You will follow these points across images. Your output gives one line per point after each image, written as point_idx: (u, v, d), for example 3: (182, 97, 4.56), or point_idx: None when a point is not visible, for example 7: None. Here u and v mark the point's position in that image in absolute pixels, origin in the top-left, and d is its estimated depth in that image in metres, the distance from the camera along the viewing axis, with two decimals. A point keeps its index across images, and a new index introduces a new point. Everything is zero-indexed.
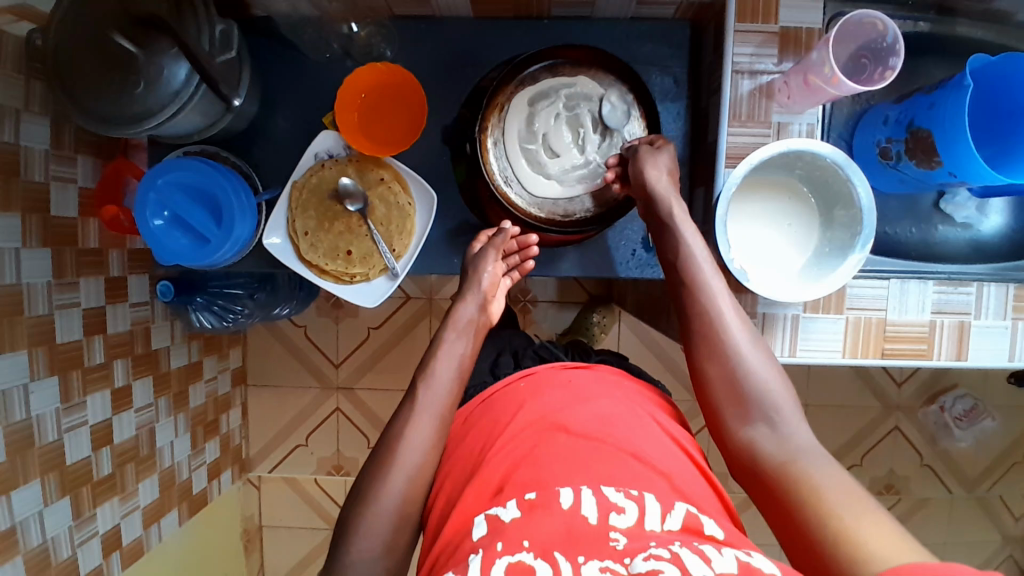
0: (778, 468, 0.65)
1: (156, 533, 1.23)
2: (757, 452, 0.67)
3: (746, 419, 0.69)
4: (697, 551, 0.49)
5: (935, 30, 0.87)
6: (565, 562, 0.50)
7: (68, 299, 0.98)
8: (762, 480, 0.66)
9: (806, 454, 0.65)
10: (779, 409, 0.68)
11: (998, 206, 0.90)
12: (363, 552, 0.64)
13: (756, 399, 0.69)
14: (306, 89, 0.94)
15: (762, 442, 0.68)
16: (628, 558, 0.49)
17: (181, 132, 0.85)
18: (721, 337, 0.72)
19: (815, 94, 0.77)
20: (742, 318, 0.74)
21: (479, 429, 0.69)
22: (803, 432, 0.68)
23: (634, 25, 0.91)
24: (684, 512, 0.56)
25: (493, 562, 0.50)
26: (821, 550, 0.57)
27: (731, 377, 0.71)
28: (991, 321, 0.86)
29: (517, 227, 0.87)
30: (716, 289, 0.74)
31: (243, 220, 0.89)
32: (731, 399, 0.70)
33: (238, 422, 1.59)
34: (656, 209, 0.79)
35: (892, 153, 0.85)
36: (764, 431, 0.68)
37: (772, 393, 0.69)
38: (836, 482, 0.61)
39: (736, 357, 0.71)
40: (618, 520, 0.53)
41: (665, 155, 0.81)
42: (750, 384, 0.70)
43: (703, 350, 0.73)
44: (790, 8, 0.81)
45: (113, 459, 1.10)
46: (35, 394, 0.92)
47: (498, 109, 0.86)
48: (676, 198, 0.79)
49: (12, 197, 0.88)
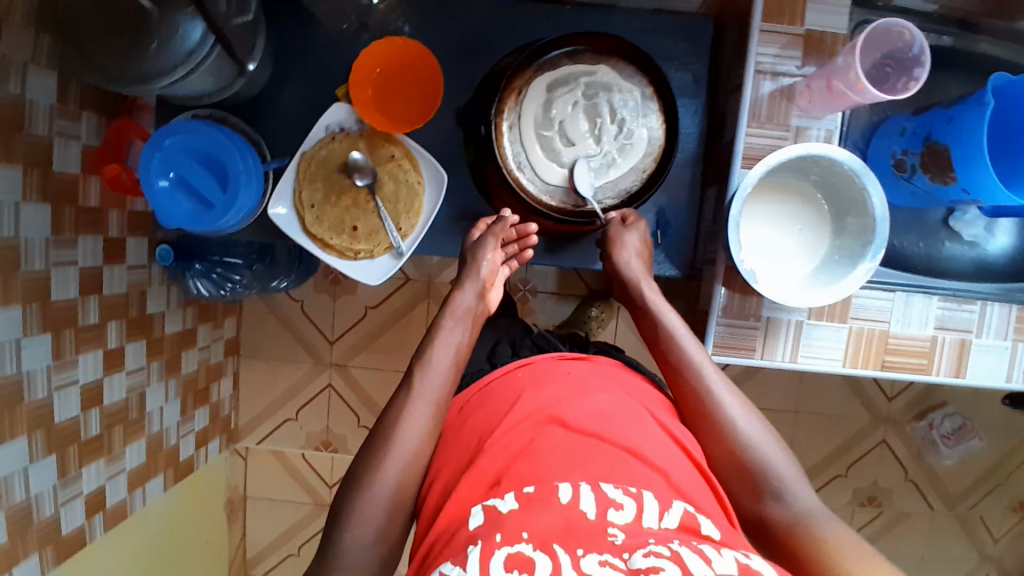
0: (789, 533, 0.63)
1: (140, 497, 1.22)
2: (766, 519, 0.66)
3: (746, 477, 0.68)
4: (697, 550, 0.49)
5: (961, 44, 0.86)
6: (565, 554, 0.49)
7: (65, 257, 0.97)
8: (777, 547, 0.64)
9: (814, 513, 0.64)
10: (782, 472, 0.67)
11: (1006, 226, 0.90)
12: (356, 538, 0.64)
13: (757, 467, 0.67)
14: (320, 60, 0.92)
15: (769, 508, 0.66)
16: (627, 553, 0.49)
17: (190, 93, 0.83)
18: (711, 413, 0.71)
19: (837, 100, 0.76)
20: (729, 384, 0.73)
21: (476, 418, 0.68)
22: (806, 491, 0.66)
23: (657, 18, 0.90)
24: (682, 510, 0.56)
25: (493, 553, 0.50)
26: None
27: (729, 451, 0.69)
28: (992, 340, 0.86)
29: (516, 216, 0.88)
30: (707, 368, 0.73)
31: (249, 188, 0.87)
32: (733, 472, 0.68)
33: (228, 392, 1.59)
34: (628, 284, 0.82)
35: (907, 165, 0.85)
36: (767, 496, 0.66)
37: (772, 458, 0.68)
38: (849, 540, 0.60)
39: (732, 427, 0.70)
40: (616, 516, 0.53)
41: (636, 229, 0.85)
42: (751, 454, 0.68)
43: (696, 428, 0.72)
44: (816, 11, 0.80)
45: (101, 420, 1.09)
46: (26, 350, 0.91)
47: (515, 92, 0.85)
48: (643, 274, 0.83)
49: (15, 150, 0.86)
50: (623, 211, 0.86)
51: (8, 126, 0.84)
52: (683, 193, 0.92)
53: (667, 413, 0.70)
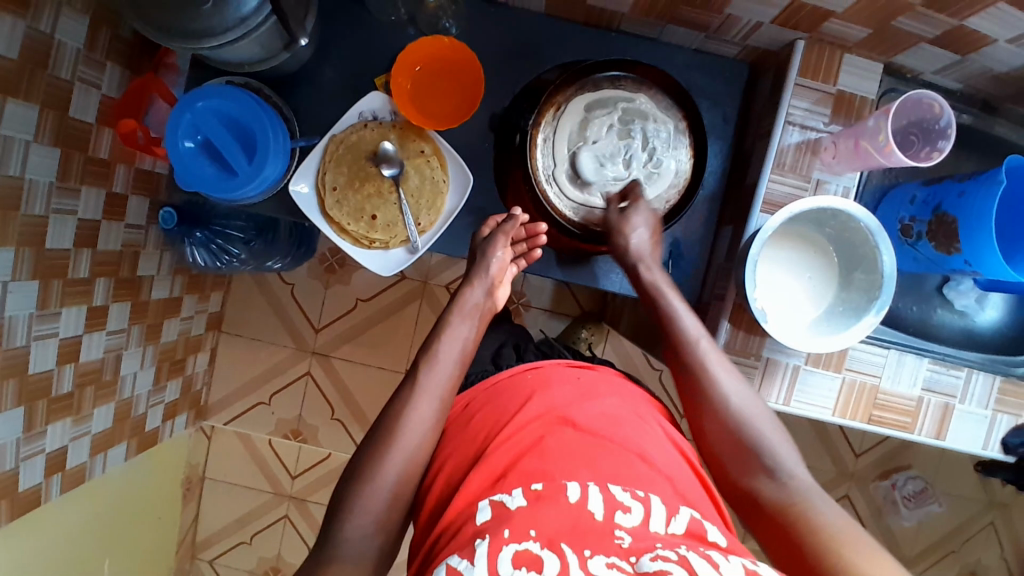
0: (785, 513, 0.67)
1: (101, 463, 1.17)
2: (760, 498, 0.70)
3: (742, 461, 0.72)
4: (705, 555, 0.53)
5: (977, 125, 0.90)
6: (572, 554, 0.53)
7: (66, 206, 0.93)
8: (768, 524, 0.68)
9: (809, 495, 0.68)
10: (781, 453, 0.71)
11: (996, 301, 0.93)
12: (358, 528, 0.66)
13: (755, 449, 0.72)
14: (363, 46, 0.93)
15: (765, 488, 0.70)
16: (634, 557, 0.53)
17: (235, 59, 0.84)
18: (711, 396, 0.75)
19: (861, 160, 0.80)
20: (732, 368, 0.76)
21: (485, 414, 0.72)
22: (802, 471, 0.70)
23: (695, 57, 0.93)
24: (688, 517, 0.60)
25: (501, 548, 0.53)
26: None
27: (729, 433, 0.73)
28: (973, 407, 0.90)
29: (526, 216, 0.88)
30: (710, 353, 0.76)
31: (274, 162, 0.86)
32: (730, 452, 0.73)
33: (203, 365, 1.54)
34: (636, 264, 0.84)
35: (913, 231, 0.89)
36: (764, 478, 0.70)
37: (770, 440, 0.72)
38: (846, 525, 0.64)
39: (734, 410, 0.74)
40: (623, 519, 0.57)
41: (654, 220, 0.85)
42: (751, 434, 0.72)
43: (697, 408, 0.76)
44: (848, 74, 0.84)
45: (74, 378, 1.04)
46: (12, 294, 0.86)
47: (554, 107, 0.87)
48: (653, 257, 0.84)
49: (34, 89, 0.83)
50: (625, 194, 0.88)
51: (33, 63, 0.82)
52: (697, 228, 0.95)
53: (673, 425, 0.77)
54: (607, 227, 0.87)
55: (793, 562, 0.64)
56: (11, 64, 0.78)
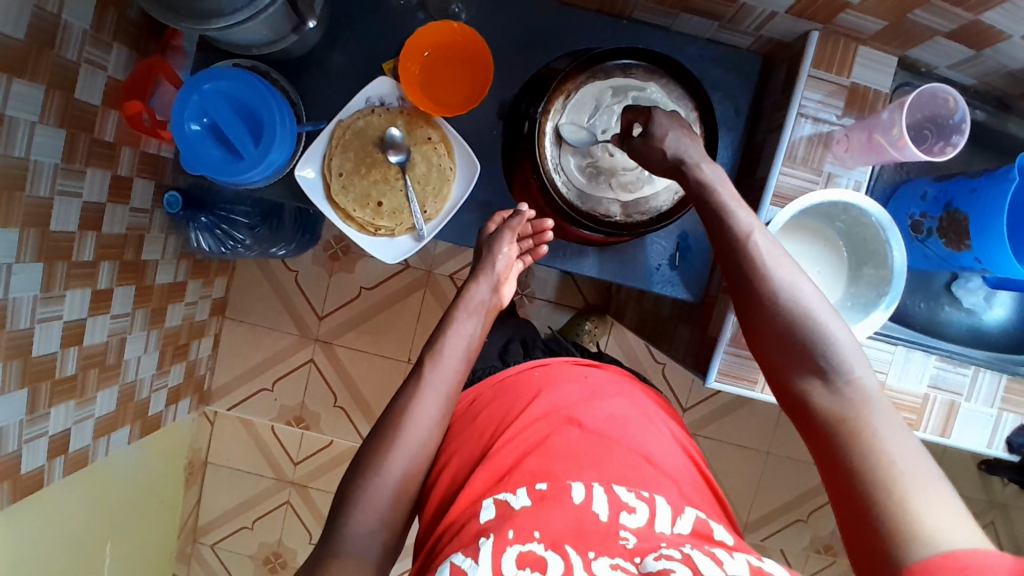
0: (836, 428, 0.61)
1: (104, 445, 1.18)
2: (810, 406, 0.64)
3: (795, 365, 0.65)
4: (709, 554, 0.58)
5: (991, 121, 0.89)
6: (575, 555, 0.57)
7: (70, 187, 0.93)
8: (817, 436, 0.63)
9: (866, 407, 0.61)
10: (843, 356, 0.64)
11: (1004, 299, 0.92)
12: (362, 525, 0.66)
13: (811, 351, 0.64)
14: (371, 32, 0.92)
15: (818, 397, 0.63)
16: (638, 557, 0.58)
17: (242, 41, 0.83)
18: (763, 293, 0.68)
19: (873, 153, 0.79)
20: (789, 263, 0.69)
21: (491, 411, 0.76)
22: (866, 378, 0.63)
23: (708, 48, 0.92)
24: (694, 518, 0.65)
25: (505, 548, 0.57)
26: (862, 505, 0.56)
27: (782, 332, 0.66)
28: (979, 405, 0.89)
29: (533, 212, 0.87)
30: (766, 247, 0.70)
31: (281, 146, 0.85)
32: (781, 353, 0.67)
33: (207, 350, 1.55)
34: (683, 164, 0.76)
35: (924, 227, 0.88)
36: (816, 383, 0.64)
37: (831, 338, 0.64)
38: (905, 450, 0.58)
39: (789, 306, 0.66)
40: (628, 519, 0.62)
41: (680, 120, 0.79)
42: (808, 335, 0.65)
43: (748, 305, 0.69)
44: (863, 67, 0.83)
45: (78, 361, 1.04)
46: (17, 276, 0.86)
47: (563, 95, 0.86)
48: (704, 157, 0.76)
49: (40, 68, 0.82)
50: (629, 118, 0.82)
51: (40, 44, 0.81)
52: None
53: (677, 425, 0.82)
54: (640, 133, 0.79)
55: (838, 481, 0.59)
56: (17, 44, 0.78)
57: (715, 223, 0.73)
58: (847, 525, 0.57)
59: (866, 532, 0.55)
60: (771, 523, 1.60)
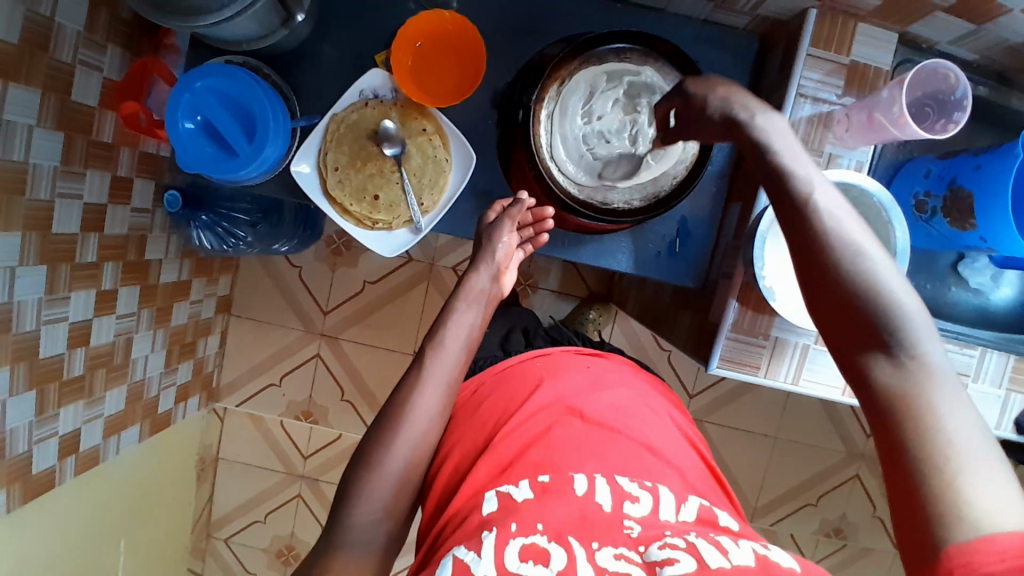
0: (893, 404, 0.55)
1: (115, 444, 1.19)
2: (870, 381, 0.57)
3: (860, 336, 0.58)
4: (714, 543, 0.57)
5: (993, 96, 0.87)
6: (579, 546, 0.57)
7: (70, 190, 0.93)
8: (876, 415, 0.56)
9: (931, 386, 0.54)
10: (911, 327, 0.56)
11: (1011, 278, 0.91)
12: (364, 516, 0.66)
13: (877, 320, 0.57)
14: (362, 24, 0.91)
15: (880, 371, 0.56)
16: (642, 546, 0.58)
17: (232, 37, 0.83)
18: (826, 253, 0.60)
19: (874, 133, 0.77)
20: (856, 222, 0.61)
21: (493, 401, 0.76)
22: (934, 355, 0.55)
23: (704, 28, 0.91)
24: (698, 506, 0.65)
25: (508, 542, 0.57)
26: (911, 489, 0.51)
27: (845, 296, 0.59)
28: (987, 386, 0.88)
29: (532, 201, 0.87)
30: (830, 205, 0.62)
31: (275, 142, 0.85)
32: (843, 321, 0.59)
33: (214, 348, 1.56)
34: (734, 122, 0.69)
35: (927, 207, 0.87)
36: (880, 356, 0.56)
37: (900, 307, 0.57)
38: (969, 435, 0.52)
39: (855, 270, 0.59)
40: (631, 508, 0.62)
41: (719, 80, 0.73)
42: (874, 303, 0.57)
43: (809, 265, 0.61)
44: (862, 44, 0.82)
45: (86, 361, 1.05)
46: (21, 279, 0.87)
47: (557, 81, 0.84)
48: (758, 108, 0.68)
49: (35, 72, 0.82)
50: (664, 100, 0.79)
51: (34, 47, 0.81)
52: (706, 205, 0.94)
53: (682, 415, 0.82)
54: (679, 113, 0.76)
55: (892, 461, 0.53)
56: (12, 47, 0.78)
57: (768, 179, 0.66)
58: (898, 512, 0.52)
59: (918, 517, 0.50)
60: (780, 507, 1.59)
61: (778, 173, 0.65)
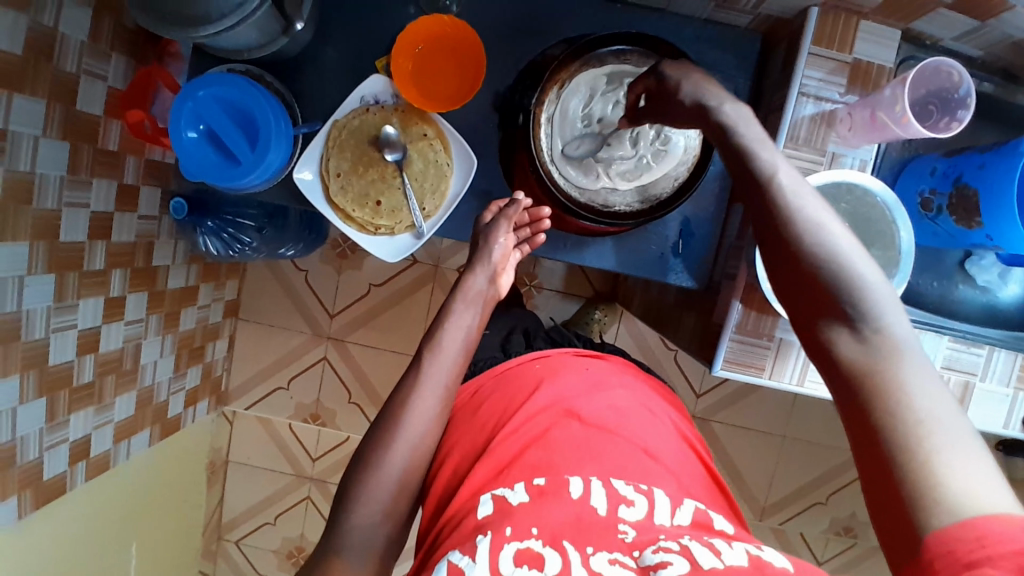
0: (860, 381, 0.54)
1: (125, 449, 1.20)
2: (837, 358, 0.56)
3: (824, 315, 0.57)
4: (707, 544, 0.57)
5: (997, 93, 0.86)
6: (573, 551, 0.57)
7: (77, 198, 0.94)
8: (843, 393, 0.55)
9: (897, 360, 0.53)
10: (874, 301, 0.56)
11: (1019, 276, 0.89)
12: (363, 519, 0.67)
13: (840, 297, 0.57)
14: (361, 29, 0.91)
15: (845, 348, 0.55)
16: (636, 552, 0.58)
17: (233, 46, 0.83)
18: (789, 236, 0.60)
19: (876, 132, 0.77)
20: (817, 202, 0.61)
21: (493, 403, 0.77)
22: (900, 328, 0.55)
23: (705, 28, 0.90)
24: (693, 509, 0.65)
25: (503, 545, 0.58)
26: (885, 471, 0.50)
27: (809, 277, 0.58)
28: (995, 385, 0.87)
29: (530, 200, 0.87)
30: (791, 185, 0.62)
31: (278, 149, 0.86)
32: (808, 301, 0.59)
33: (222, 352, 1.57)
34: (705, 108, 0.70)
35: (933, 205, 0.86)
36: (845, 332, 0.56)
37: (863, 283, 0.56)
38: (939, 410, 0.51)
39: (816, 248, 0.58)
40: (627, 512, 0.62)
41: (692, 65, 0.74)
42: (834, 280, 0.57)
43: (773, 249, 0.62)
44: (865, 42, 0.81)
45: (95, 367, 1.06)
46: (29, 288, 0.88)
47: (558, 84, 0.84)
48: (726, 97, 0.70)
49: (39, 82, 0.83)
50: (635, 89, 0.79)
51: (37, 58, 0.82)
52: (709, 205, 0.94)
53: (679, 416, 0.82)
54: (651, 93, 0.77)
55: (863, 441, 0.52)
56: (16, 58, 0.79)
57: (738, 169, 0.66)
58: (873, 492, 0.51)
59: (894, 498, 0.49)
60: (789, 506, 1.59)
61: (744, 160, 0.65)
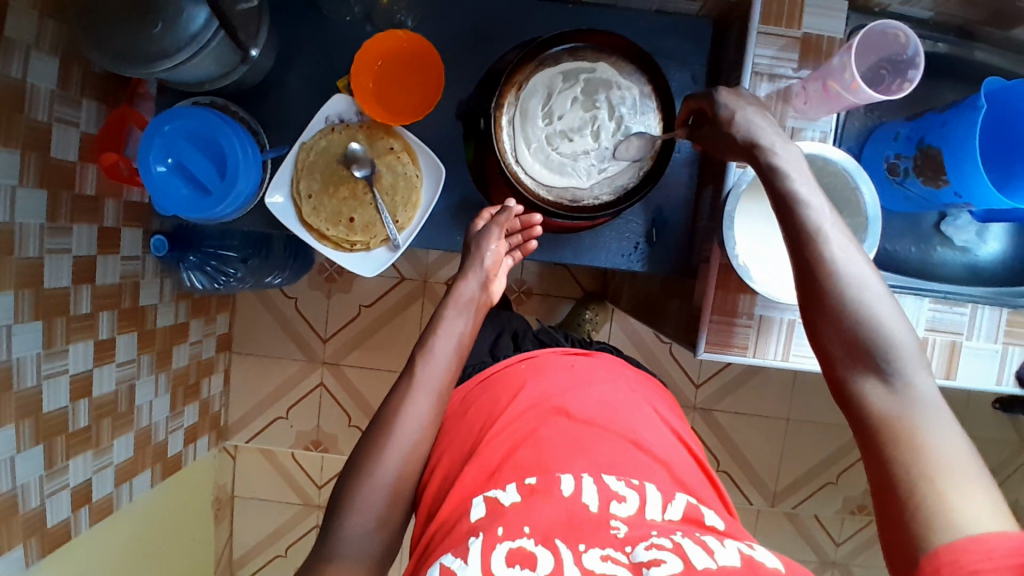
0: (884, 429, 0.55)
1: (127, 492, 1.20)
2: (864, 406, 0.57)
3: (857, 363, 0.58)
4: (700, 543, 0.57)
5: (955, 53, 0.88)
6: (565, 549, 0.57)
7: (60, 245, 0.95)
8: (866, 438, 0.57)
9: (922, 411, 0.55)
10: (903, 355, 0.57)
11: (997, 232, 0.91)
12: (357, 530, 0.67)
13: (874, 348, 0.58)
14: (324, 50, 0.93)
15: (874, 397, 0.57)
16: (629, 546, 0.58)
17: (193, 79, 0.84)
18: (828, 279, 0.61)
19: (832, 101, 0.77)
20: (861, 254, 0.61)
21: (478, 407, 0.77)
22: (925, 383, 0.57)
23: (659, 18, 0.92)
24: (685, 504, 0.65)
25: (494, 545, 0.57)
26: (900, 494, 0.52)
27: (844, 325, 0.59)
28: (981, 343, 0.87)
29: (520, 207, 0.87)
30: (837, 238, 0.62)
31: (247, 175, 0.87)
32: (842, 347, 0.59)
33: (219, 388, 1.57)
34: (756, 146, 0.68)
35: (900, 169, 0.86)
36: (875, 383, 0.57)
37: (896, 336, 0.58)
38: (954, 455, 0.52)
39: (853, 301, 0.59)
40: (618, 508, 0.62)
41: (748, 95, 0.72)
42: (871, 334, 0.58)
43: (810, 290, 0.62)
44: (814, 16, 0.82)
45: (90, 411, 1.06)
46: (17, 336, 0.88)
47: (515, 87, 0.85)
48: (778, 138, 0.68)
49: (13, 132, 0.85)
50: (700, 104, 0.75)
51: (9, 109, 0.83)
52: (681, 192, 0.94)
53: (671, 413, 0.83)
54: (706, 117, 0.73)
55: (879, 483, 0.54)
56: None
57: (781, 204, 0.65)
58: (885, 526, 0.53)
59: (900, 510, 0.51)
60: (800, 490, 1.57)
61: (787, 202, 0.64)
